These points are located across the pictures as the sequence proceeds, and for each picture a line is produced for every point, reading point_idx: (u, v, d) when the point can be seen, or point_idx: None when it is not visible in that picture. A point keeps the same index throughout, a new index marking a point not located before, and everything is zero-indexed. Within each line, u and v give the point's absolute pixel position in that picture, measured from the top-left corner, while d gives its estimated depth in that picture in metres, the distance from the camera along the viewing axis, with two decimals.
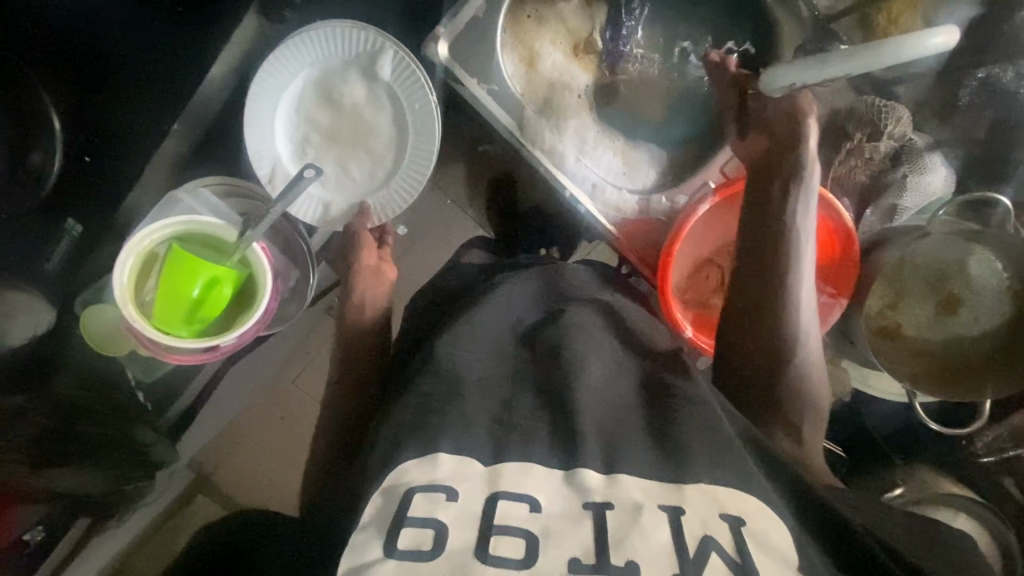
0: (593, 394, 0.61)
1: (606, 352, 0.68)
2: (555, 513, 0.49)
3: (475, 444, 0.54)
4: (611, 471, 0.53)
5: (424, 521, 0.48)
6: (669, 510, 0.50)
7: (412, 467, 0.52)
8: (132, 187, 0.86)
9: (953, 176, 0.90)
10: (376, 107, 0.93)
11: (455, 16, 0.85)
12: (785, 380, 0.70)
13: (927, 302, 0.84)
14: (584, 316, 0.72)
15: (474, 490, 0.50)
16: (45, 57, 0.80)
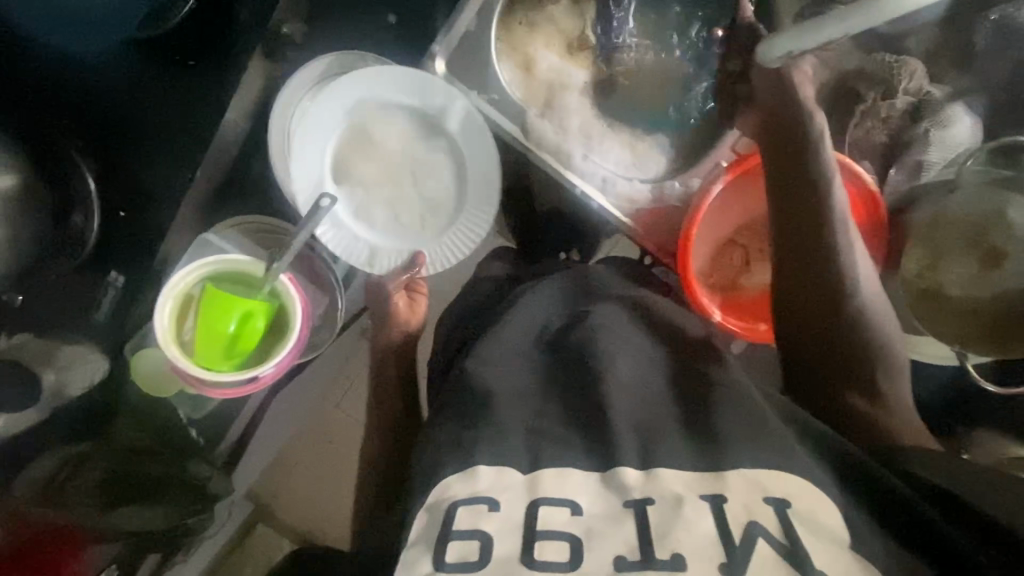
0: (622, 392, 0.60)
1: (633, 349, 0.66)
2: (595, 514, 0.50)
3: (511, 451, 0.55)
4: (648, 467, 0.53)
5: (468, 534, 0.49)
6: (711, 499, 0.50)
7: (455, 480, 0.53)
8: (164, 237, 0.90)
9: (979, 124, 0.85)
10: (428, 148, 0.92)
11: (448, 32, 0.87)
12: (857, 363, 0.68)
13: (968, 259, 0.78)
14: (609, 317, 0.71)
15: (517, 499, 0.51)
16: (80, 126, 0.88)
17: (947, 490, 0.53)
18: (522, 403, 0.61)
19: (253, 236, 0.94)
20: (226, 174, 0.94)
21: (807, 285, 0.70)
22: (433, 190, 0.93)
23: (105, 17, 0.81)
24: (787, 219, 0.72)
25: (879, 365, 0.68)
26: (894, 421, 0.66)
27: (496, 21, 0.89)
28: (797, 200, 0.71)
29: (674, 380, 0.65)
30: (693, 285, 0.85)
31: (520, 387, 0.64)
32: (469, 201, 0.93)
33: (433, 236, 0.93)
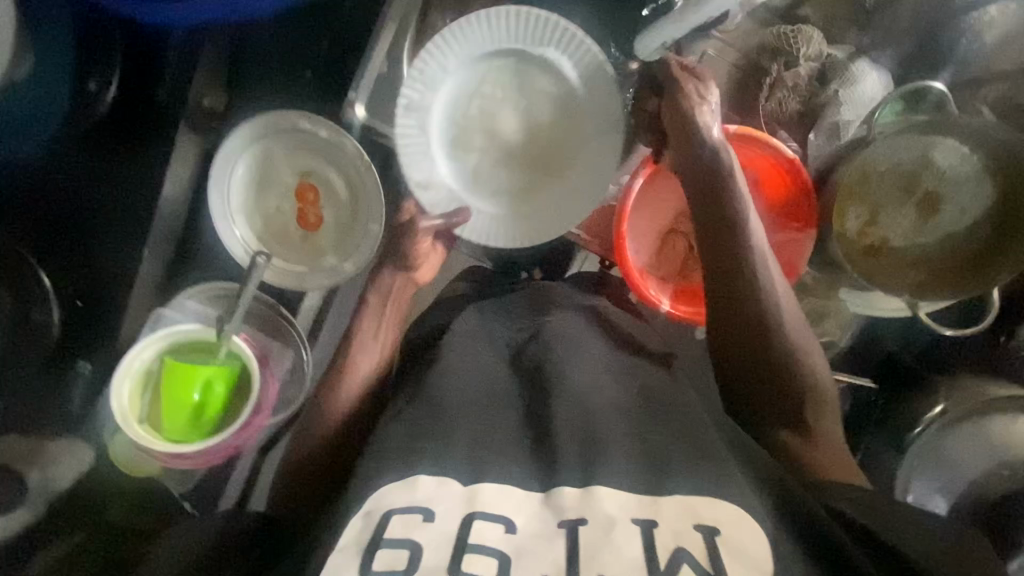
0: (571, 401, 0.59)
1: (589, 356, 0.67)
2: (528, 533, 0.50)
3: (454, 463, 0.53)
4: (587, 483, 0.52)
5: (399, 543, 0.48)
6: (642, 523, 0.49)
7: (394, 486, 0.51)
8: (122, 320, 0.92)
9: (887, 75, 0.86)
10: (601, 126, 0.82)
11: (359, 76, 0.86)
12: (780, 374, 0.68)
13: (906, 208, 0.82)
14: (562, 324, 0.71)
15: (453, 509, 0.50)
16: (29, 224, 0.92)
17: (865, 528, 0.52)
18: (470, 414, 0.59)
19: (206, 301, 0.94)
20: (175, 246, 0.96)
21: (734, 315, 0.69)
22: (527, 155, 0.85)
23: (28, 119, 0.83)
24: (709, 250, 0.71)
25: (808, 398, 0.68)
26: (823, 456, 0.65)
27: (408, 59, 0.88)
28: (712, 221, 0.71)
29: (626, 383, 0.65)
30: (634, 280, 0.86)
31: (472, 398, 0.61)
32: (568, 172, 0.85)
33: (510, 208, 0.86)
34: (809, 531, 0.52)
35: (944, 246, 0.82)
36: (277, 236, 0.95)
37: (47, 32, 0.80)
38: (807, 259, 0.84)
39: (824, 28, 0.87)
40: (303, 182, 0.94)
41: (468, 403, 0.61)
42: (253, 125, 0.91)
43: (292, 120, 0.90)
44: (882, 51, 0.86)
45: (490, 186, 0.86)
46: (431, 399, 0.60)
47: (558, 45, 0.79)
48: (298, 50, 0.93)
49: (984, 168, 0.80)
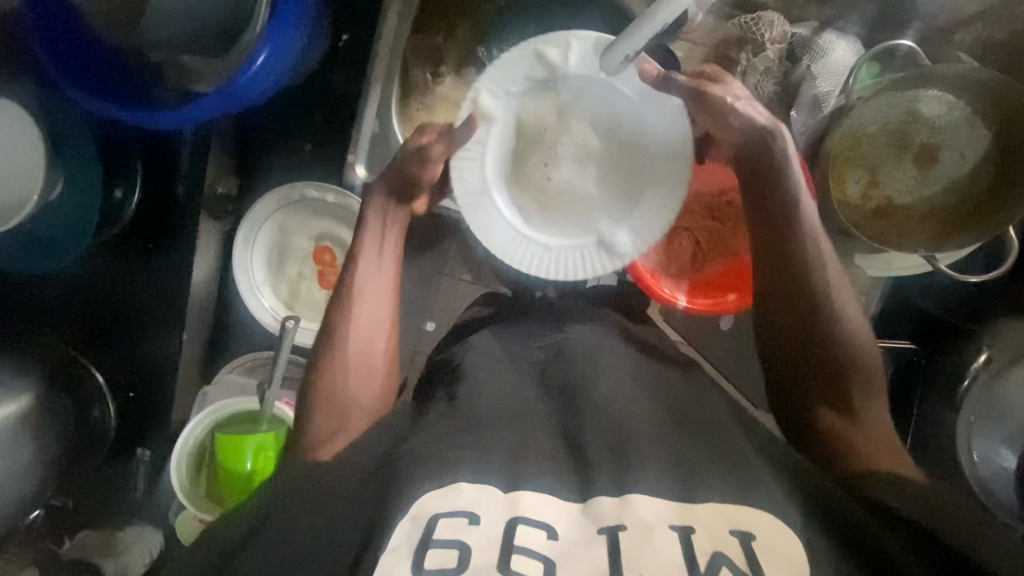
0: (598, 412, 0.61)
1: (618, 364, 0.69)
2: (571, 540, 0.49)
3: (491, 471, 0.53)
4: (623, 492, 0.51)
5: (447, 543, 0.47)
6: (680, 530, 0.49)
7: (438, 490, 0.50)
8: (173, 400, 0.99)
9: (854, 43, 0.89)
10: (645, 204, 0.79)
11: (355, 139, 0.91)
12: (827, 359, 0.67)
13: (904, 164, 0.82)
14: (582, 334, 0.73)
15: (497, 513, 0.49)
16: (79, 329, 1.00)
17: (908, 518, 0.51)
18: (500, 426, 0.59)
19: (248, 373, 0.99)
20: (211, 322, 1.02)
21: (779, 291, 0.70)
22: (593, 181, 0.82)
23: (64, 234, 0.88)
24: (756, 235, 0.71)
25: (854, 371, 0.66)
26: (866, 442, 0.63)
27: (397, 116, 0.94)
28: (758, 202, 0.71)
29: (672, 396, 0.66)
30: (648, 281, 0.87)
31: (506, 412, 0.62)
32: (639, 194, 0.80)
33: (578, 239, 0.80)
34: (828, 517, 0.52)
35: (951, 194, 0.82)
36: (302, 300, 1.00)
37: (73, 150, 0.85)
38: None
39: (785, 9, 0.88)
40: (320, 247, 1.00)
41: (499, 419, 0.60)
42: (267, 200, 0.98)
43: (300, 191, 0.96)
44: (847, 19, 0.88)
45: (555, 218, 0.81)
46: (466, 418, 0.60)
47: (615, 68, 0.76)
48: (295, 127, 0.99)
49: (973, 112, 0.80)
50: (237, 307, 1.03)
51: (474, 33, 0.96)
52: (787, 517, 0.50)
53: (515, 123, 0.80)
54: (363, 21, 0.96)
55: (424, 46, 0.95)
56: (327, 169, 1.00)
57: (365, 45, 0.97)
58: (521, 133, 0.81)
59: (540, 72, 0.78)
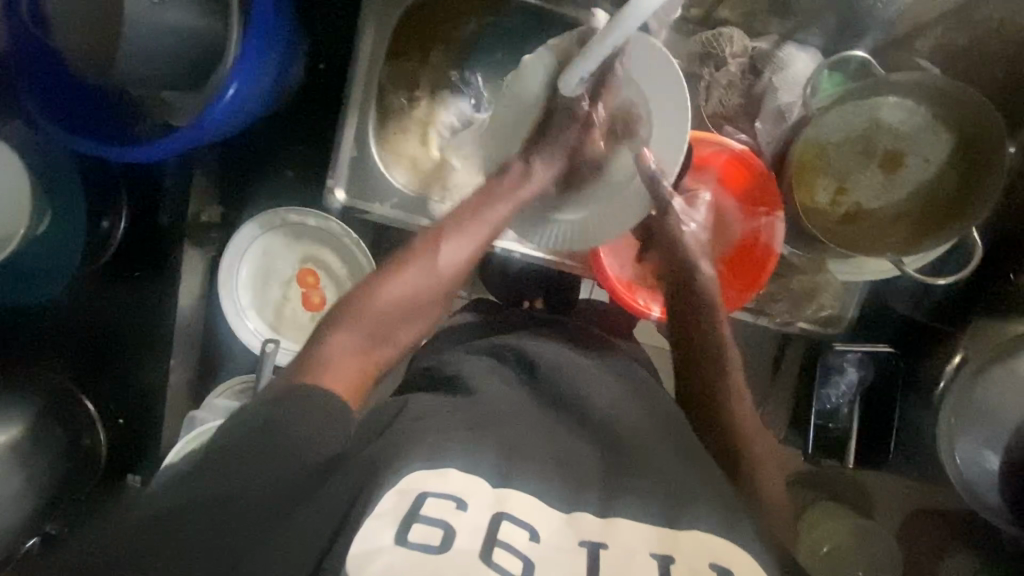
0: (592, 428, 0.66)
1: (587, 377, 0.72)
2: (550, 542, 0.50)
3: (482, 461, 0.54)
4: (605, 515, 0.53)
5: (433, 520, 0.48)
6: (659, 558, 0.50)
7: (428, 470, 0.51)
8: (164, 424, 1.01)
9: (815, 54, 0.90)
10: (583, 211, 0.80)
11: (335, 166, 0.95)
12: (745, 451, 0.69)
13: (870, 171, 0.84)
14: (548, 347, 0.77)
15: (483, 506, 0.50)
16: (67, 360, 1.02)
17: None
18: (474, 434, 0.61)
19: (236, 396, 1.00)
20: (199, 346, 1.04)
21: (708, 389, 0.72)
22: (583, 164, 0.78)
23: (52, 269, 0.91)
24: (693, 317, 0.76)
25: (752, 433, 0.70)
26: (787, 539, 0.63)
27: (374, 141, 0.96)
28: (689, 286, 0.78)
29: (641, 406, 0.70)
30: (620, 295, 0.88)
31: (485, 412, 0.62)
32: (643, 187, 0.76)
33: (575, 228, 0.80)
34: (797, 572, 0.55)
35: (917, 198, 0.83)
36: (288, 322, 1.02)
37: (57, 187, 0.88)
38: (782, 238, 0.86)
39: (745, 24, 0.90)
40: (304, 269, 1.03)
41: (467, 421, 0.60)
42: (250, 226, 1.00)
43: (282, 216, 0.99)
44: (807, 31, 0.90)
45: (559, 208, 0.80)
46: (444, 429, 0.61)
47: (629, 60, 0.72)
48: (277, 153, 1.02)
49: (933, 118, 0.81)
50: (223, 331, 1.04)
51: (447, 56, 0.99)
52: (757, 558, 0.53)
53: (520, 113, 0.76)
54: (338, 49, 0.98)
55: (398, 70, 0.98)
56: (309, 193, 1.02)
57: (341, 72, 0.99)
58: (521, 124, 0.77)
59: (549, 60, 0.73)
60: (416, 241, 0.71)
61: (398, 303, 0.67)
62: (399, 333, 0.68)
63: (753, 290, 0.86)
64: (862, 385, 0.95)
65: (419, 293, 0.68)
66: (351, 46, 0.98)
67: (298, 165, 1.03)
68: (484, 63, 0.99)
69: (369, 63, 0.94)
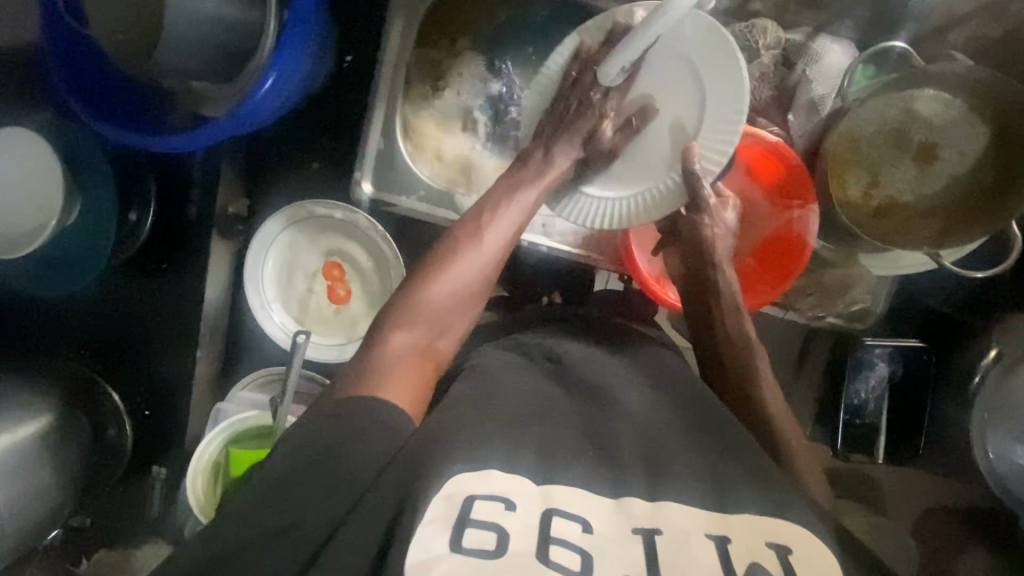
0: (626, 418, 0.64)
1: (620, 378, 0.72)
2: (605, 533, 0.50)
3: (524, 462, 0.54)
4: (656, 499, 0.54)
5: (485, 524, 0.48)
6: (716, 538, 0.51)
7: (471, 474, 0.51)
8: (188, 416, 1.01)
9: (848, 46, 0.89)
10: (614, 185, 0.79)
11: (363, 158, 0.94)
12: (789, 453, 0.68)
13: (904, 163, 0.83)
14: (575, 348, 0.77)
15: (532, 505, 0.50)
16: (92, 351, 1.02)
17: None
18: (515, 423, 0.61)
19: (262, 387, 1.00)
20: (223, 338, 1.04)
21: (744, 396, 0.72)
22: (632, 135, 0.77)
23: (77, 260, 0.90)
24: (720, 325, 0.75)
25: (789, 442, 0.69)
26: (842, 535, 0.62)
27: (401, 133, 0.96)
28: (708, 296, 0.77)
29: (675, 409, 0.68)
30: (653, 288, 0.87)
31: (527, 411, 0.62)
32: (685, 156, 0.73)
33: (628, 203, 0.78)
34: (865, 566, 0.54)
35: (952, 191, 0.82)
36: (313, 315, 1.02)
37: (91, 177, 0.88)
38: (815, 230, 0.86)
39: (778, 16, 0.90)
40: (329, 262, 1.02)
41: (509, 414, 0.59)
42: (277, 219, 1.00)
43: (308, 209, 0.99)
44: (840, 24, 0.89)
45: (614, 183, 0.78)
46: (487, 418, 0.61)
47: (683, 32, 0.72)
48: (303, 145, 1.02)
49: (969, 109, 0.80)
50: (249, 323, 1.04)
51: (474, 47, 0.98)
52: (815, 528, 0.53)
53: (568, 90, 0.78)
54: (365, 40, 0.98)
55: (426, 60, 0.98)
56: (335, 185, 1.02)
57: (368, 63, 0.99)
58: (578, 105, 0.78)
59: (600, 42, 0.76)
60: (456, 234, 0.71)
61: (450, 306, 0.67)
62: (453, 328, 0.68)
63: (785, 283, 0.86)
64: (892, 380, 0.95)
65: (470, 285, 0.68)
66: (379, 37, 0.97)
67: (324, 158, 1.03)
68: (513, 55, 0.99)
69: (397, 53, 0.93)
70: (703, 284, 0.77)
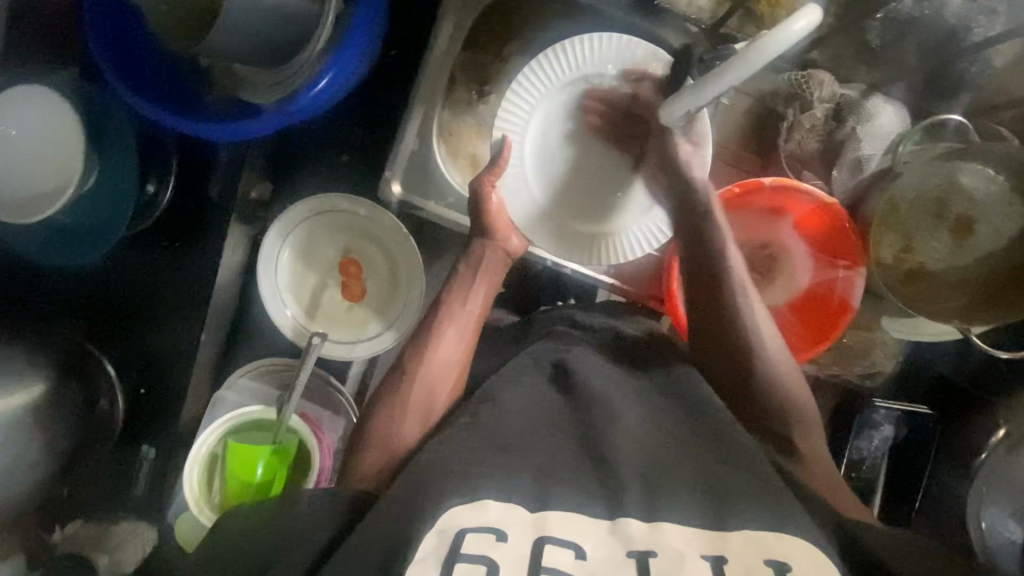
0: (637, 438, 0.61)
1: (623, 394, 0.68)
2: (601, 559, 0.50)
3: (519, 488, 0.54)
4: (651, 519, 0.53)
5: (475, 557, 0.49)
6: (712, 559, 0.50)
7: (464, 505, 0.52)
8: (182, 397, 0.98)
9: (903, 109, 0.88)
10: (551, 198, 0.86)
11: (395, 156, 0.91)
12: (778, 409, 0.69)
13: (939, 233, 0.80)
14: (586, 359, 0.73)
15: (522, 532, 0.51)
16: (92, 322, 0.99)
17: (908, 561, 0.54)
18: (525, 445, 0.60)
19: (263, 377, 0.96)
20: (230, 322, 1.01)
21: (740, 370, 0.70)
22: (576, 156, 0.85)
23: (89, 230, 0.86)
24: (709, 298, 0.73)
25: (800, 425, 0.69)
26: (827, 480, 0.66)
27: (437, 137, 0.93)
28: (704, 267, 0.74)
29: (681, 416, 0.65)
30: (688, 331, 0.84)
31: (522, 430, 0.62)
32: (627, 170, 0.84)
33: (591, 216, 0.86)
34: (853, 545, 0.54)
35: (986, 262, 0.80)
36: (324, 310, 0.99)
37: (114, 144, 0.84)
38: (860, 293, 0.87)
39: (835, 68, 0.88)
40: (347, 258, 1.00)
41: (516, 450, 0.59)
42: (301, 206, 0.97)
43: (333, 203, 0.96)
44: (895, 85, 0.88)
45: (597, 208, 0.86)
46: (489, 437, 0.61)
47: (638, 61, 0.81)
48: (335, 135, 0.99)
49: (1011, 186, 0.79)
50: (257, 310, 1.01)
51: (525, 55, 0.94)
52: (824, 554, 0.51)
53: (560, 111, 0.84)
54: (411, 37, 0.95)
55: (472, 63, 0.94)
56: (361, 181, 0.99)
57: (413, 60, 0.96)
58: (557, 128, 0.84)
59: (572, 67, 0.82)
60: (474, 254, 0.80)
61: (437, 371, 0.73)
62: (441, 380, 0.73)
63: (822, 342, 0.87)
64: (895, 441, 0.95)
65: (459, 355, 0.75)
66: (427, 35, 0.94)
67: (354, 150, 0.99)
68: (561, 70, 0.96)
69: (444, 53, 0.90)
70: (705, 263, 0.74)
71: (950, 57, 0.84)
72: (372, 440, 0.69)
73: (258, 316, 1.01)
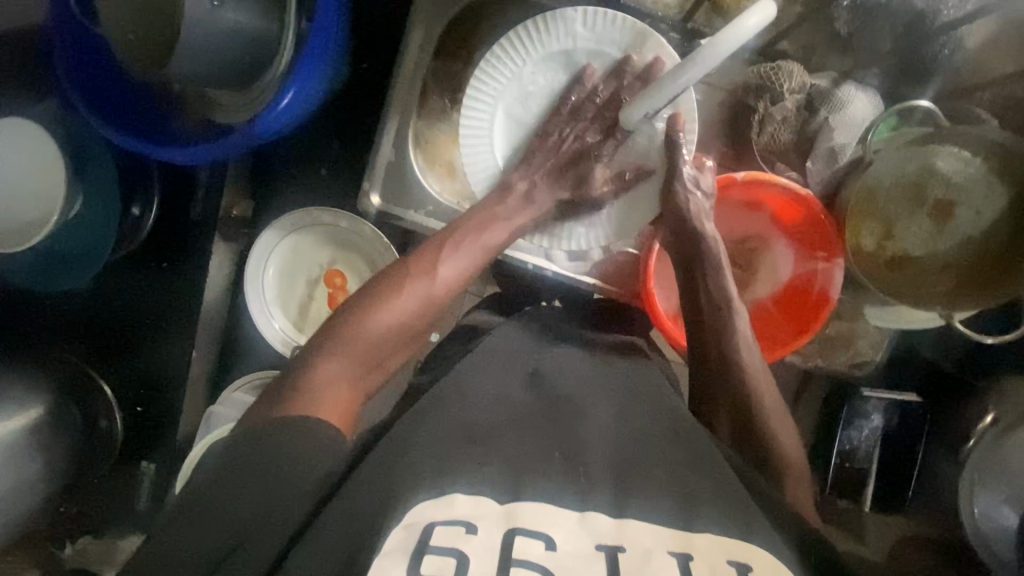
0: (602, 438, 0.62)
1: (592, 395, 0.68)
2: (570, 552, 0.49)
3: (489, 481, 0.54)
4: (621, 517, 0.53)
5: (446, 550, 0.48)
6: (679, 556, 0.50)
7: (432, 502, 0.52)
8: (178, 414, 1.00)
9: (876, 95, 0.87)
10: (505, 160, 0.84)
11: (371, 168, 0.92)
12: (759, 427, 0.68)
13: (918, 219, 0.79)
14: (563, 358, 0.74)
15: (494, 524, 0.50)
16: (89, 345, 1.01)
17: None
18: (498, 438, 0.60)
19: (253, 390, 0.98)
20: (222, 337, 1.03)
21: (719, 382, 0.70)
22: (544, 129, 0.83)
23: (78, 255, 0.88)
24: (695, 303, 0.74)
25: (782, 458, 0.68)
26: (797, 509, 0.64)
27: (412, 146, 0.93)
28: (694, 268, 0.75)
29: (643, 411, 0.67)
30: (671, 331, 0.84)
31: (488, 418, 0.62)
32: (582, 181, 0.81)
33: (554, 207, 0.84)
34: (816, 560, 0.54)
35: (968, 248, 0.78)
36: (311, 321, 1.00)
37: (96, 172, 0.87)
38: (841, 283, 0.87)
39: (805, 59, 0.88)
40: (332, 271, 1.01)
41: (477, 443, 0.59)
42: (284, 221, 0.99)
43: (314, 216, 0.97)
44: (867, 71, 0.88)
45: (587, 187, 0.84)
46: (463, 429, 0.61)
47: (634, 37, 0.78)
48: (314, 151, 1.01)
49: (990, 168, 0.77)
50: (247, 325, 1.03)
51: None
52: (781, 556, 0.52)
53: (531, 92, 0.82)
54: (383, 49, 0.96)
55: (443, 71, 0.94)
56: (342, 193, 1.01)
57: (386, 72, 0.97)
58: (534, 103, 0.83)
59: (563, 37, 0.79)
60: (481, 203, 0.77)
61: (401, 319, 0.66)
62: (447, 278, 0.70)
63: (805, 334, 0.86)
64: (884, 431, 0.94)
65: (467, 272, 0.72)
66: (398, 46, 0.96)
67: (334, 164, 1.01)
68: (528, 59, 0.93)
69: (415, 62, 0.91)
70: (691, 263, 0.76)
71: (923, 39, 0.84)
72: (327, 392, 0.61)
73: (249, 330, 1.03)
